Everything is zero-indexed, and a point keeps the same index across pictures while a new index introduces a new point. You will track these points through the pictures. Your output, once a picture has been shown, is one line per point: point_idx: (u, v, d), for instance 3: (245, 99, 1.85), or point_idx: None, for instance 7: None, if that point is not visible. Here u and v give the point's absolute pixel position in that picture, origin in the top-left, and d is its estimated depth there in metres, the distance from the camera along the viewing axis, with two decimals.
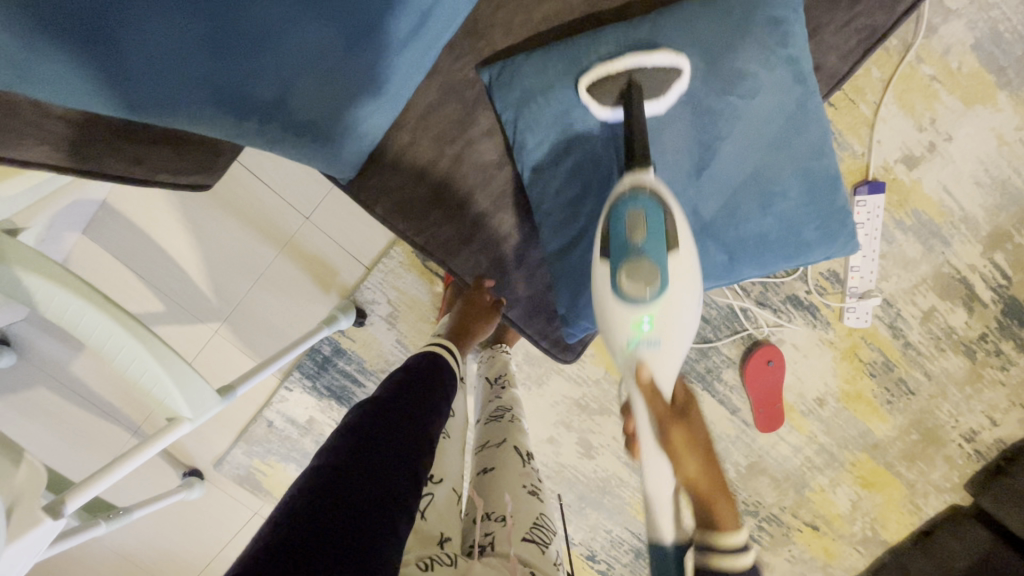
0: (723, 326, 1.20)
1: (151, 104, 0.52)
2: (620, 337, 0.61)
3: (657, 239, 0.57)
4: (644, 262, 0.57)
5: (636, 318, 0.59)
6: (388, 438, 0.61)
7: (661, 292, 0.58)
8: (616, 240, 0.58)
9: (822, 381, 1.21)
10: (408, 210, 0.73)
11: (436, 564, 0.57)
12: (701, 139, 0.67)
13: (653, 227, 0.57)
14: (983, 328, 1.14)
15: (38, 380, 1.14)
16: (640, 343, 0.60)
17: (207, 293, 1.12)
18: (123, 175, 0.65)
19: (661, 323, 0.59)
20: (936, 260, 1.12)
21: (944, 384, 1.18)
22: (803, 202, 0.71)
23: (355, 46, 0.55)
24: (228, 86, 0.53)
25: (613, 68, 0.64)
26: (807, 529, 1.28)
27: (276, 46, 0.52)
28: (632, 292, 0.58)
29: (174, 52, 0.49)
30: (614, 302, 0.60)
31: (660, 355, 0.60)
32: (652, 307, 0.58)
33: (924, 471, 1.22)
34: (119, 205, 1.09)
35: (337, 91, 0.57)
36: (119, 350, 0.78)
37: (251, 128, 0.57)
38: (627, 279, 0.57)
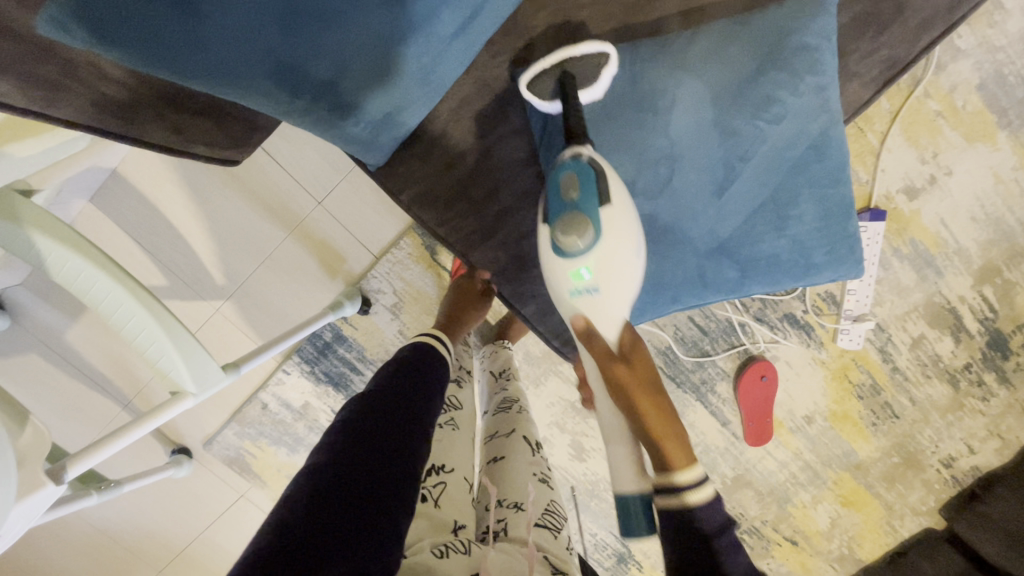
0: (720, 340, 1.22)
1: (213, 71, 0.53)
2: (564, 287, 0.65)
3: (590, 193, 0.60)
4: (576, 214, 0.59)
5: (574, 269, 0.63)
6: (384, 431, 0.62)
7: (596, 242, 0.60)
8: (554, 200, 0.62)
9: (812, 400, 1.24)
10: (432, 200, 0.75)
11: (451, 551, 0.57)
12: (727, 160, 0.68)
13: (585, 184, 0.60)
14: (969, 358, 1.18)
15: (32, 346, 1.11)
16: (580, 291, 0.64)
17: (212, 271, 1.12)
18: (161, 143, 0.66)
19: (598, 270, 0.62)
20: (929, 289, 1.16)
21: (927, 409, 1.22)
22: (816, 227, 0.73)
23: (413, 34, 0.55)
24: (289, 62, 0.54)
25: (544, 63, 0.65)
26: (786, 543, 1.32)
27: (339, 26, 0.52)
28: (568, 242, 0.60)
29: (242, 22, 0.50)
30: (556, 257, 0.63)
31: (598, 301, 0.64)
32: (589, 259, 0.61)
33: (902, 493, 1.26)
34: (130, 175, 1.08)
35: (389, 79, 0.58)
36: (133, 323, 0.78)
37: (302, 106, 0.58)
38: (561, 231, 0.60)
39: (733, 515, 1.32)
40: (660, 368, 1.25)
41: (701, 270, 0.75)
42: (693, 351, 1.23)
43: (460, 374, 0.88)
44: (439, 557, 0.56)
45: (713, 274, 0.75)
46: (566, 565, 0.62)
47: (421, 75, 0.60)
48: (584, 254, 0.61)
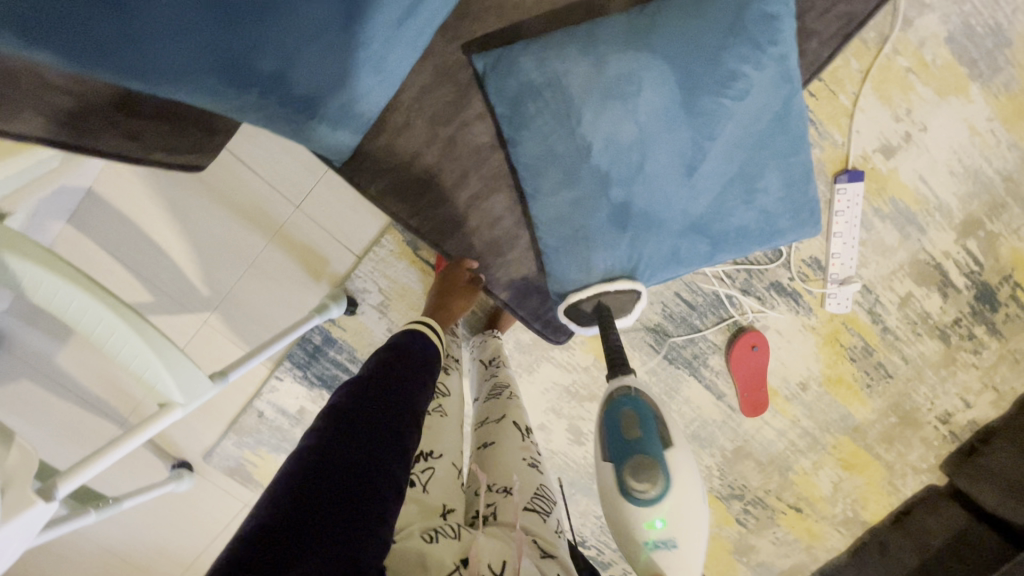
0: (709, 313, 1.21)
1: (154, 69, 0.50)
2: (638, 537, 0.72)
3: (653, 439, 0.72)
4: (646, 461, 0.71)
5: (650, 518, 0.71)
6: (375, 418, 0.62)
7: (667, 491, 0.71)
8: (622, 444, 0.73)
9: (805, 366, 1.24)
10: (402, 192, 0.75)
11: (442, 536, 0.57)
12: (696, 140, 0.67)
13: (647, 428, 0.73)
14: (958, 313, 1.19)
15: (22, 372, 1.11)
16: (657, 542, 0.71)
17: (196, 283, 1.11)
18: (119, 152, 0.65)
19: (673, 521, 0.71)
20: (913, 246, 1.17)
21: (920, 367, 1.22)
22: (781, 195, 0.75)
23: (357, 18, 0.55)
24: (231, 57, 0.52)
25: (582, 298, 0.76)
26: (791, 511, 1.33)
27: (284, 14, 0.51)
28: (640, 488, 0.71)
29: (178, 15, 0.47)
30: (630, 503, 0.72)
31: (675, 552, 0.70)
32: (661, 510, 0.71)
33: (901, 452, 1.27)
34: (104, 193, 1.07)
35: (338, 63, 0.57)
36: (119, 341, 0.78)
37: (252, 100, 0.57)
38: (634, 476, 0.71)
39: (737, 487, 1.32)
40: (652, 347, 1.24)
41: (675, 249, 0.76)
42: (682, 326, 1.22)
43: (447, 363, 0.88)
44: (428, 542, 0.56)
45: (687, 251, 0.77)
46: (555, 549, 0.63)
47: (372, 57, 0.59)
48: (657, 501, 0.70)
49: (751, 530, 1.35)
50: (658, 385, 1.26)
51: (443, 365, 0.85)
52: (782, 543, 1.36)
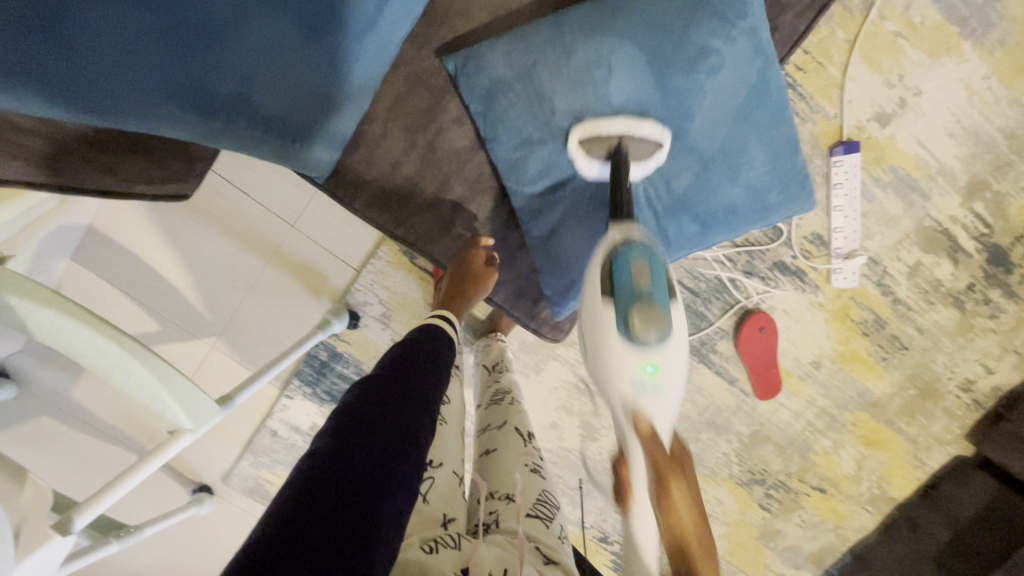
0: (713, 299, 1.20)
1: (115, 101, 0.53)
2: (624, 382, 0.62)
3: (663, 289, 0.62)
4: (653, 307, 0.61)
5: (642, 362, 0.62)
6: (385, 420, 0.60)
7: (668, 338, 0.62)
8: (625, 285, 0.61)
9: (816, 344, 1.22)
10: (385, 204, 0.74)
11: (442, 546, 0.57)
12: (670, 118, 0.68)
13: (655, 274, 0.62)
14: (971, 278, 1.16)
15: (41, 409, 1.14)
16: (644, 389, 0.62)
17: (201, 308, 1.13)
18: (100, 188, 0.65)
19: (664, 370, 0.62)
20: (917, 214, 1.14)
21: (936, 336, 1.20)
22: (768, 170, 0.74)
23: (312, 38, 0.58)
24: (191, 84, 0.55)
25: (606, 128, 0.66)
26: (815, 493, 1.31)
27: (230, 35, 0.54)
28: (643, 333, 0.61)
29: (127, 47, 0.51)
30: (622, 342, 0.62)
31: (659, 404, 0.62)
32: (657, 354, 0.62)
33: (924, 425, 1.25)
34: (105, 228, 1.09)
35: (299, 83, 0.59)
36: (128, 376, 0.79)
37: (219, 126, 0.59)
38: (638, 320, 0.61)
39: (758, 473, 1.30)
40: None
41: (661, 231, 0.74)
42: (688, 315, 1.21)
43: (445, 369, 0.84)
44: (429, 553, 0.56)
45: (674, 233, 0.75)
46: (558, 554, 0.63)
47: (331, 68, 0.60)
48: (654, 347, 0.62)
49: (776, 515, 1.32)
50: None
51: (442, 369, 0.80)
52: (809, 526, 1.33)
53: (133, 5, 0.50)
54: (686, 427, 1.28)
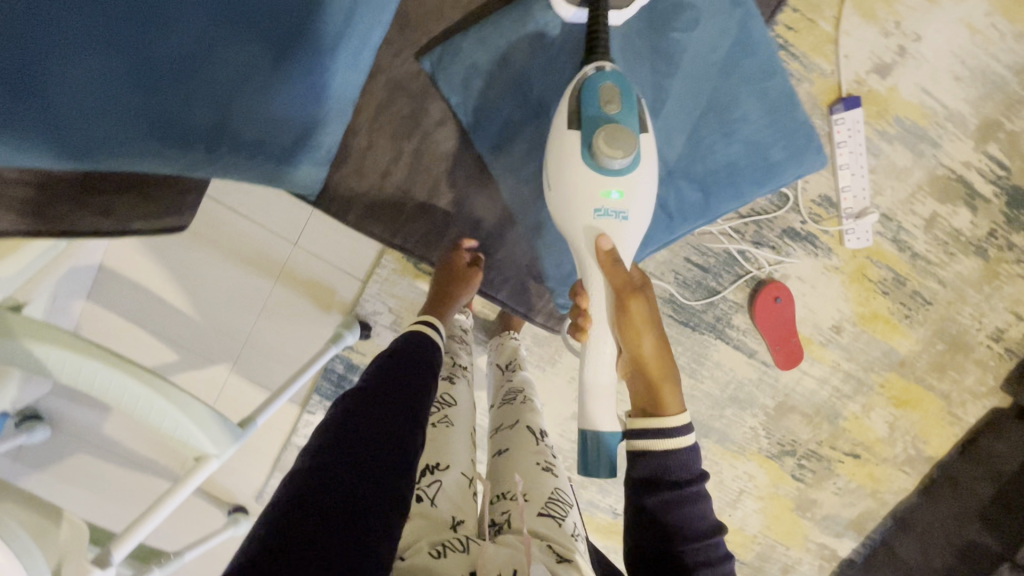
0: (724, 273, 1.17)
1: (103, 144, 0.53)
2: (588, 209, 0.65)
3: (632, 116, 0.64)
4: (621, 129, 0.62)
5: (606, 189, 0.64)
6: (372, 431, 0.57)
7: (633, 164, 0.64)
8: (594, 110, 0.63)
9: (836, 309, 1.19)
10: (379, 214, 0.74)
11: (449, 550, 0.57)
12: (656, 77, 0.73)
13: (625, 100, 0.63)
14: (991, 224, 1.14)
15: (75, 447, 1.17)
16: (608, 213, 0.65)
17: (216, 334, 1.15)
18: (97, 229, 0.66)
19: (628, 195, 0.65)
20: (929, 163, 1.11)
21: (960, 288, 1.18)
22: (763, 123, 0.76)
23: (282, 57, 0.58)
24: (167, 116, 0.55)
25: None
26: (849, 459, 1.28)
27: (206, 65, 0.55)
28: (610, 158, 0.62)
29: (107, 87, 0.52)
30: (589, 166, 0.64)
31: (621, 229, 0.65)
32: (621, 179, 0.64)
33: (956, 379, 1.23)
34: (116, 266, 1.11)
35: (276, 103, 0.60)
36: (163, 416, 0.81)
37: (202, 156, 0.58)
38: (606, 142, 0.62)
39: (788, 444, 1.27)
40: (673, 317, 1.19)
41: (664, 200, 0.76)
42: (701, 292, 1.18)
43: (453, 370, 0.84)
44: (436, 558, 0.55)
45: (676, 202, 0.76)
46: (570, 550, 0.61)
47: (309, 84, 0.61)
48: (619, 171, 0.64)
49: (811, 486, 1.30)
50: (686, 356, 1.21)
51: (447, 374, 0.81)
52: (845, 493, 1.30)
53: (108, 47, 0.51)
54: (709, 407, 1.25)
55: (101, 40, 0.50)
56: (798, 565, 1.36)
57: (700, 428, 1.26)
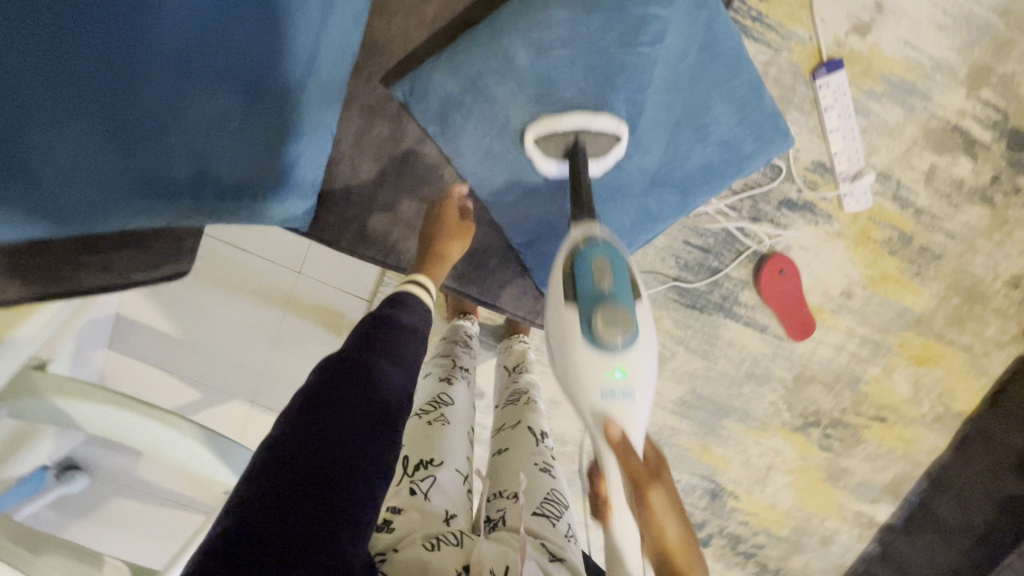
0: (724, 251, 1.16)
1: (95, 208, 0.58)
2: (591, 390, 0.60)
3: (625, 289, 0.60)
4: (618, 308, 0.58)
5: (608, 369, 0.59)
6: (356, 392, 0.56)
7: (635, 340, 0.59)
8: (586, 287, 0.59)
9: (844, 274, 1.17)
10: (371, 237, 0.76)
11: (443, 543, 0.57)
12: (633, 97, 0.69)
13: (618, 273, 0.60)
14: (994, 170, 1.12)
15: (114, 491, 1.21)
16: (613, 395, 0.59)
17: (234, 368, 1.18)
18: (103, 285, 0.68)
19: (632, 375, 0.60)
20: (921, 117, 1.09)
21: (970, 238, 1.15)
22: (734, 121, 0.77)
23: (254, 100, 0.59)
24: (149, 174, 0.57)
25: (564, 121, 0.66)
26: (876, 423, 1.26)
27: (175, 127, 0.57)
28: (608, 337, 0.58)
29: (88, 157, 0.55)
30: (588, 348, 0.59)
31: (629, 411, 0.60)
32: (624, 358, 0.59)
33: (977, 330, 1.20)
34: (130, 313, 1.14)
35: (254, 147, 0.61)
36: (173, 446, 0.84)
37: (188, 206, 0.61)
38: (603, 322, 0.58)
39: (811, 416, 1.26)
40: (679, 301, 1.18)
41: (647, 208, 0.79)
42: (703, 272, 1.17)
43: (450, 372, 0.83)
44: (430, 550, 0.56)
45: (658, 207, 0.80)
46: (563, 551, 0.63)
47: (285, 127, 0.62)
48: (620, 350, 0.59)
49: (840, 455, 1.29)
50: (696, 338, 1.20)
51: (443, 375, 0.81)
52: (876, 458, 1.29)
53: (84, 118, 0.53)
54: (727, 386, 1.24)
55: (77, 113, 0.53)
56: (835, 535, 1.35)
57: (720, 409, 1.25)
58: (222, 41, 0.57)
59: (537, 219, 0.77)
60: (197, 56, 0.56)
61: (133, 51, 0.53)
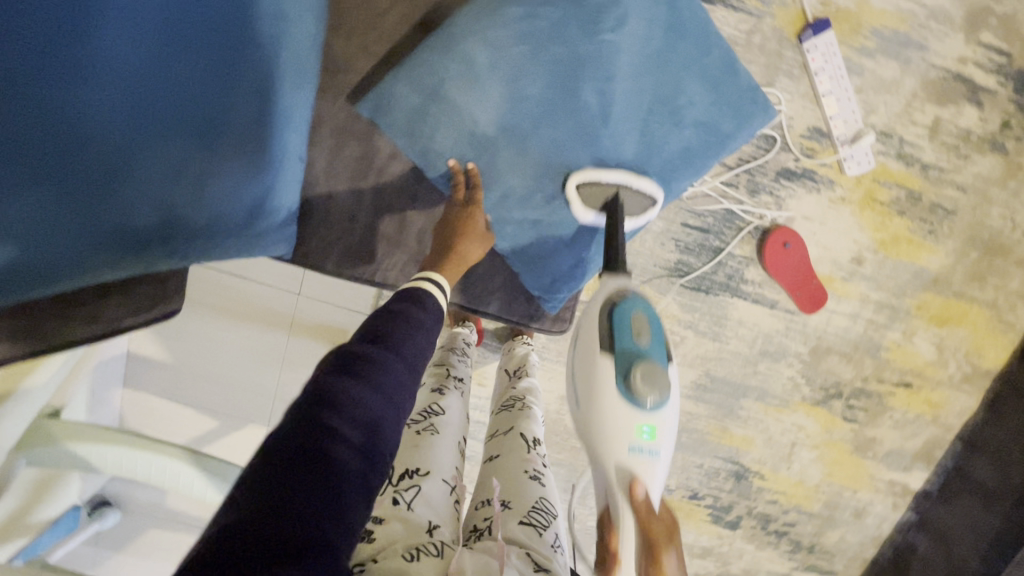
0: (725, 229, 1.12)
1: (59, 271, 0.57)
2: (621, 440, 0.64)
3: (659, 350, 0.66)
4: (653, 366, 0.64)
5: (640, 424, 0.64)
6: (365, 390, 0.52)
7: (664, 401, 0.65)
8: (625, 341, 0.65)
9: (852, 240, 1.13)
10: (354, 256, 0.77)
11: (423, 554, 0.57)
12: (598, 87, 0.68)
13: (653, 334, 0.66)
14: (1002, 117, 1.07)
15: (146, 523, 1.24)
16: (641, 450, 0.64)
17: (247, 394, 1.19)
18: (91, 336, 0.69)
19: (659, 434, 0.65)
20: (918, 69, 1.05)
21: (983, 189, 1.11)
22: (709, 101, 0.75)
23: (211, 141, 0.60)
24: (112, 224, 0.57)
25: (612, 176, 0.72)
26: (901, 389, 1.22)
27: (133, 174, 0.57)
28: (643, 393, 0.63)
29: (43, 220, 0.54)
30: (624, 402, 0.64)
31: (653, 468, 0.64)
32: (654, 416, 0.64)
33: (999, 284, 1.16)
34: (140, 350, 1.16)
35: (217, 184, 0.62)
36: (180, 478, 0.85)
37: (157, 251, 0.61)
38: (641, 377, 0.63)
39: (832, 387, 1.22)
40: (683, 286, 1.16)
41: None
42: (705, 253, 1.14)
43: (443, 382, 0.82)
44: (409, 563, 0.55)
45: None
46: (550, 562, 0.62)
47: (247, 162, 0.63)
48: (650, 406, 0.64)
49: (866, 424, 1.25)
50: (705, 321, 1.18)
51: (435, 386, 0.80)
52: (905, 425, 1.25)
53: (34, 181, 0.53)
54: (741, 365, 1.21)
55: (26, 177, 0.53)
56: (869, 507, 1.31)
57: (737, 389, 1.22)
58: (167, 86, 0.58)
59: (518, 222, 0.76)
60: (144, 104, 0.57)
61: (83, 103, 0.54)
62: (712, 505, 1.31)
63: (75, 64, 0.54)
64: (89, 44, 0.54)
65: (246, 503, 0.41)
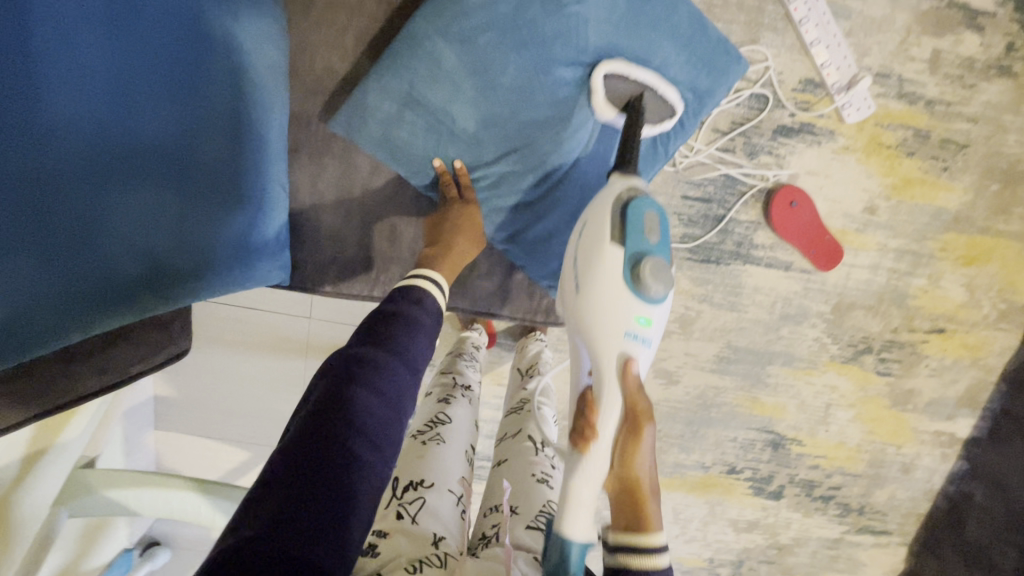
0: (727, 196, 1.09)
1: (51, 330, 0.59)
2: (612, 322, 0.61)
3: (665, 251, 0.64)
4: (657, 259, 0.62)
5: (640, 312, 0.62)
6: (364, 399, 0.52)
7: (664, 297, 0.63)
8: (635, 231, 0.63)
9: (862, 189, 1.09)
10: (348, 274, 0.77)
11: (426, 566, 0.56)
12: (568, 63, 0.68)
13: (663, 234, 0.64)
14: (1006, 39, 1.02)
15: (196, 558, 1.24)
16: (635, 338, 0.61)
17: (273, 421, 1.21)
18: (105, 385, 0.71)
19: (651, 326, 0.63)
20: (909, 3, 1.00)
21: (996, 117, 1.06)
22: (684, 60, 0.72)
23: (183, 182, 0.62)
24: (99, 279, 0.60)
25: (644, 74, 0.70)
26: (935, 336, 1.18)
27: (112, 227, 0.59)
28: (647, 282, 0.61)
29: (32, 286, 0.57)
30: (622, 286, 0.62)
31: (643, 356, 0.62)
32: (653, 307, 0.62)
33: None
34: (164, 392, 1.19)
35: (194, 223, 0.63)
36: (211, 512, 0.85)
37: (147, 298, 0.63)
38: (648, 266, 0.62)
39: (862, 342, 1.18)
40: (692, 259, 1.13)
41: None
42: (710, 223, 1.11)
43: (450, 391, 0.82)
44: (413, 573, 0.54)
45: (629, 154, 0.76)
46: None
47: (217, 196, 0.64)
48: (647, 296, 0.62)
49: (902, 376, 1.20)
50: (719, 292, 1.15)
51: (441, 395, 0.80)
52: (944, 372, 1.20)
53: (15, 246, 0.56)
54: (763, 332, 1.18)
55: (10, 244, 0.56)
56: (917, 461, 1.27)
57: (762, 357, 1.19)
58: (126, 136, 0.60)
59: (508, 218, 0.76)
60: (111, 158, 0.59)
61: (56, 168, 0.57)
62: (752, 477, 1.28)
63: (41, 134, 0.57)
64: (49, 111, 0.57)
65: (253, 524, 0.41)
